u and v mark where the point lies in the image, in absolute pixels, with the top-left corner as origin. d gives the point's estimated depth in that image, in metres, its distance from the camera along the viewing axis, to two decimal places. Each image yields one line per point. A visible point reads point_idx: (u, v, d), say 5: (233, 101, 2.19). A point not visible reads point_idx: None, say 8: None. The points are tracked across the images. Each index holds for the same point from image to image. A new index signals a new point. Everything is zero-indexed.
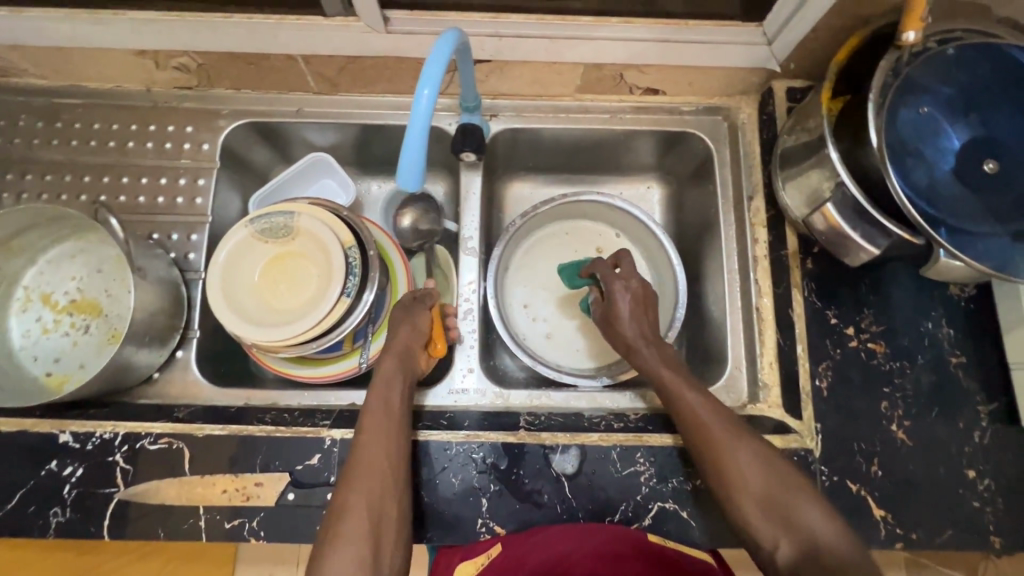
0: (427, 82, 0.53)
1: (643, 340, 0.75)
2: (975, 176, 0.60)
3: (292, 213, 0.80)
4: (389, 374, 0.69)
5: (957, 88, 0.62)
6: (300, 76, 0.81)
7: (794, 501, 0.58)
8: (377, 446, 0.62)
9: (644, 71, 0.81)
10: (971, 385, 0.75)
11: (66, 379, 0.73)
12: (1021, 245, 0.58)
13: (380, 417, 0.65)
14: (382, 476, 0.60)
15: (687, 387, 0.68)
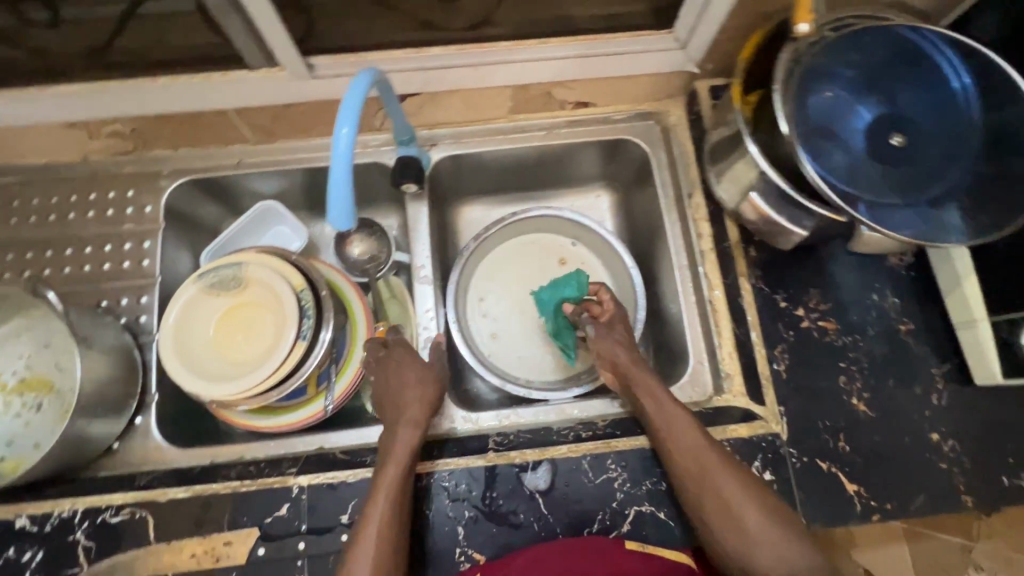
0: (345, 121, 0.54)
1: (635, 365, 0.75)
2: (887, 151, 0.62)
3: (238, 263, 0.80)
4: (400, 439, 0.68)
5: (858, 74, 0.64)
6: (235, 128, 0.82)
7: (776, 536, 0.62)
8: (383, 516, 0.62)
9: (570, 86, 0.83)
10: (923, 349, 0.76)
11: (19, 462, 0.71)
12: (939, 211, 0.60)
13: (390, 485, 0.64)
14: (388, 547, 0.62)
15: (676, 417, 0.69)
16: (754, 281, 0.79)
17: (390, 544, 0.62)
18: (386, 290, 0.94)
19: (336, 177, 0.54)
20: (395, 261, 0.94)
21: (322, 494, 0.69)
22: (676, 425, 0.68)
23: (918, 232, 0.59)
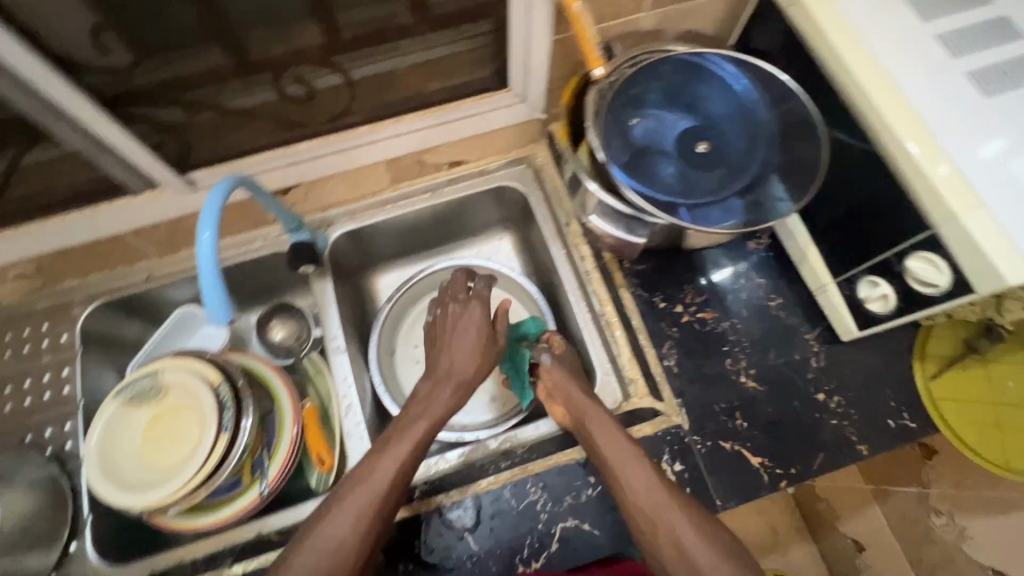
0: (206, 226, 0.61)
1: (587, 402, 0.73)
2: (693, 158, 0.73)
3: (155, 372, 0.84)
4: (439, 399, 0.72)
5: (659, 99, 0.76)
6: (136, 247, 0.88)
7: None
8: (394, 465, 0.65)
9: (438, 151, 0.92)
10: (795, 319, 0.84)
11: None
12: (747, 198, 0.71)
13: (412, 438, 0.68)
14: (388, 495, 0.64)
15: (629, 459, 0.66)
16: (635, 290, 0.86)
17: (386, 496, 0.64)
18: (310, 367, 0.98)
19: (206, 278, 0.61)
20: (315, 337, 1.01)
21: None
22: (625, 465, 0.65)
23: (740, 220, 0.69)
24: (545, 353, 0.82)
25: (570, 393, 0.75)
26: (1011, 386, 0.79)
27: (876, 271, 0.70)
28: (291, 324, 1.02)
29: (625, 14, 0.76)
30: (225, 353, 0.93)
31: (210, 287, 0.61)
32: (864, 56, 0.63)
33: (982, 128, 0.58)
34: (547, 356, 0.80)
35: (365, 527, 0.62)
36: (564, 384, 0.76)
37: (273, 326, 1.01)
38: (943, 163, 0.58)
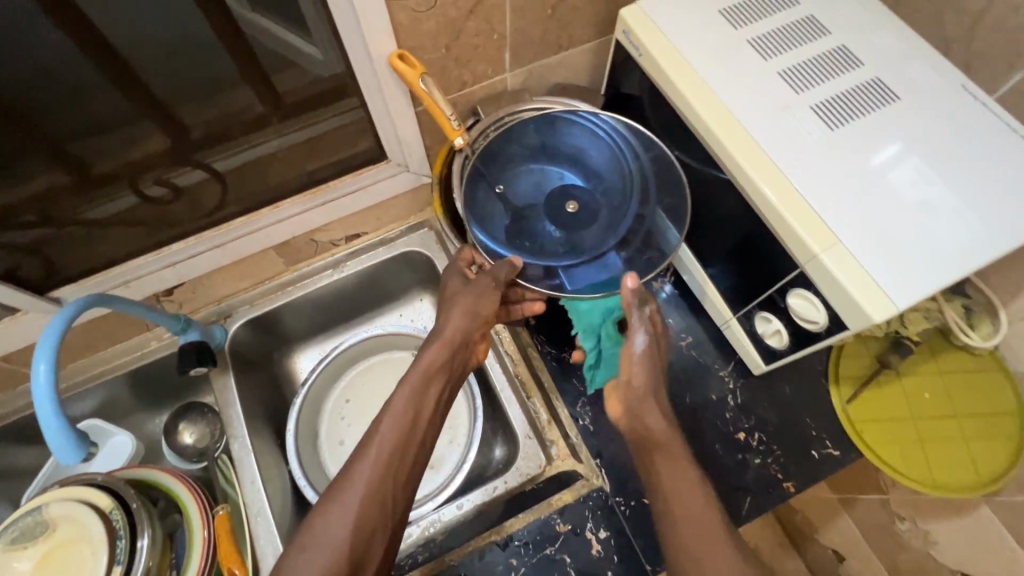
0: (41, 357, 0.57)
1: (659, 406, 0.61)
2: (563, 217, 0.73)
3: (37, 508, 0.77)
4: (437, 352, 0.69)
5: (524, 151, 0.75)
6: (14, 372, 0.83)
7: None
8: (394, 426, 0.62)
9: (330, 228, 0.90)
10: (707, 357, 0.82)
11: None
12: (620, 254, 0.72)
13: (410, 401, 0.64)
14: (395, 463, 0.60)
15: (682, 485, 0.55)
16: (540, 347, 0.84)
17: (391, 467, 0.60)
18: (223, 469, 0.92)
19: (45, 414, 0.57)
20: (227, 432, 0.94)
21: None
22: (691, 500, 0.54)
23: (619, 275, 0.71)
24: (642, 334, 0.66)
25: (640, 392, 0.62)
26: (928, 398, 0.79)
27: (767, 307, 0.68)
28: (203, 423, 0.97)
29: (487, 79, 0.76)
30: (124, 468, 0.87)
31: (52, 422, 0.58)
32: (710, 99, 0.63)
33: (827, 162, 0.59)
34: (644, 339, 0.65)
35: (377, 502, 0.57)
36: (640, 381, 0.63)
37: (184, 429, 0.96)
38: (802, 204, 0.57)
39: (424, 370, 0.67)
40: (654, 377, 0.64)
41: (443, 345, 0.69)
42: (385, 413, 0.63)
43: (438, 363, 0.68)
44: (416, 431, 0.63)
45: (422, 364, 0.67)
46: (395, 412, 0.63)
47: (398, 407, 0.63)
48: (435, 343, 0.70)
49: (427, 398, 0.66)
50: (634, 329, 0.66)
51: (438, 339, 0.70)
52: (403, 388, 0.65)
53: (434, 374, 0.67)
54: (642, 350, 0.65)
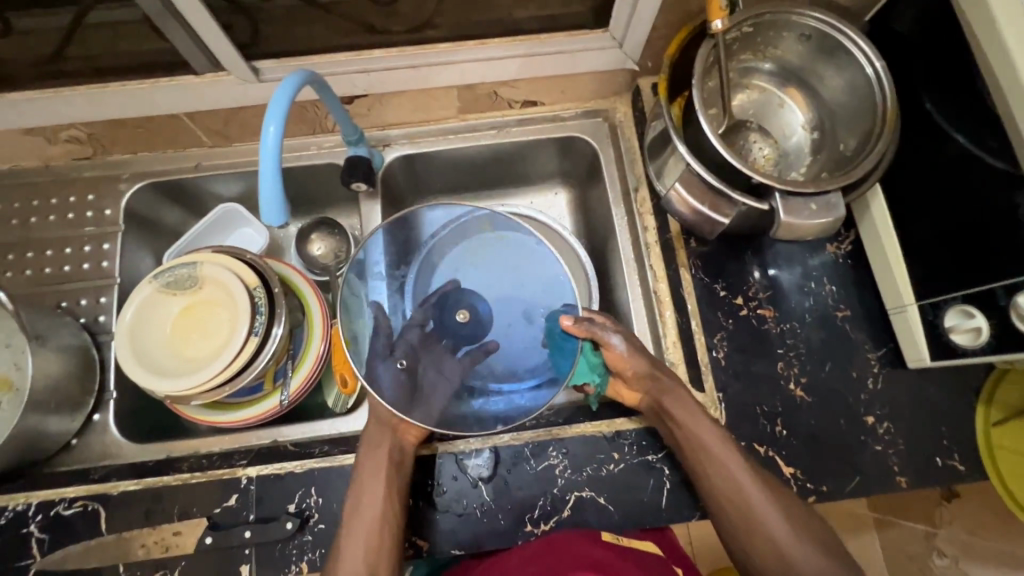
0: (272, 118, 0.60)
1: (658, 382, 0.72)
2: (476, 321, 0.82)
3: (193, 262, 0.82)
4: (376, 459, 0.68)
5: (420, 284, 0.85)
6: (189, 132, 0.84)
7: (808, 528, 0.65)
8: (360, 527, 0.65)
9: (516, 86, 0.86)
10: (860, 335, 0.78)
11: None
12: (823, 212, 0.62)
13: (368, 506, 0.66)
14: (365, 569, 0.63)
15: (708, 439, 0.67)
16: (694, 270, 0.81)
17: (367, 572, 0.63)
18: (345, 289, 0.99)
19: (266, 171, 0.60)
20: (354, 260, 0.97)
21: (269, 485, 0.70)
22: (733, 467, 0.66)
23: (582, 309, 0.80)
24: (615, 334, 0.74)
25: (642, 385, 0.73)
26: None
27: (974, 302, 0.63)
28: (334, 239, 0.98)
29: None
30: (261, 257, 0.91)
31: (269, 185, 0.61)
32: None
33: None
34: (619, 337, 0.74)
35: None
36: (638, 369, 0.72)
37: (315, 239, 0.98)
38: None
39: (369, 466, 0.68)
40: (643, 359, 0.73)
41: (378, 444, 0.70)
42: (348, 532, 0.65)
43: (380, 463, 0.68)
44: (375, 528, 0.65)
45: (362, 473, 0.68)
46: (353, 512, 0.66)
47: (355, 512, 0.66)
48: (368, 451, 0.69)
49: (378, 497, 0.66)
50: (607, 336, 0.74)
51: (369, 443, 0.70)
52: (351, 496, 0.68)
53: (379, 470, 0.68)
54: (623, 354, 0.73)
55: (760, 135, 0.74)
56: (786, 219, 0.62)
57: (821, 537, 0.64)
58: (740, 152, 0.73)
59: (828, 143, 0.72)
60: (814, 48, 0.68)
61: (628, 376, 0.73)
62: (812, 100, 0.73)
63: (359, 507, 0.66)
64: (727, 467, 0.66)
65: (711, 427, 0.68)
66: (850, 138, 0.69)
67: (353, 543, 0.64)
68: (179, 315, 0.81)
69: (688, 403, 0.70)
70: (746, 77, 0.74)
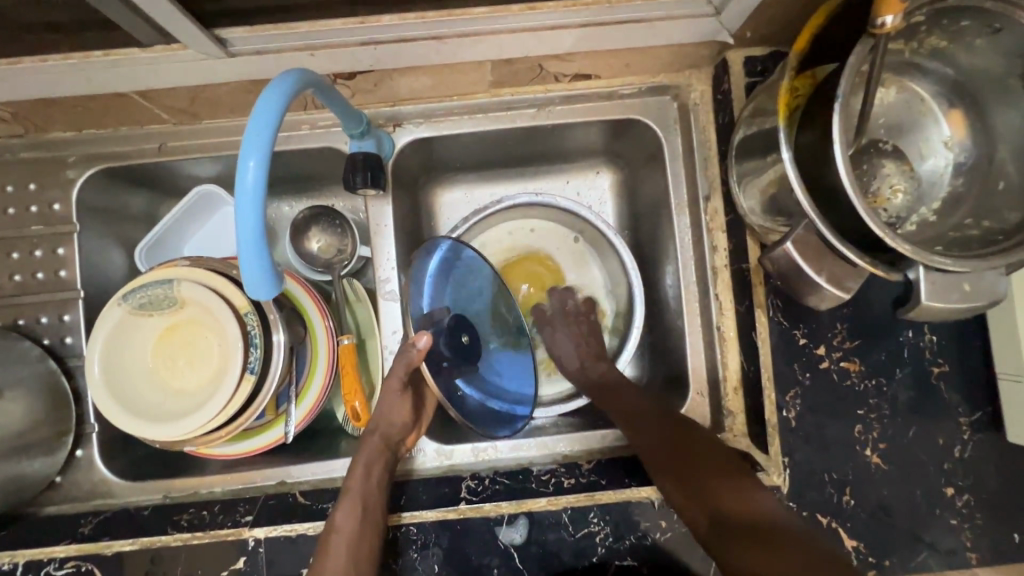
0: (251, 151, 0.43)
1: (589, 354, 0.79)
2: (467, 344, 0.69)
3: (168, 279, 0.67)
4: (374, 462, 0.65)
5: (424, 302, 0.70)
6: (144, 110, 0.66)
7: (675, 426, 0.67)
8: (350, 514, 0.60)
9: (568, 58, 0.66)
10: (954, 396, 0.67)
11: None
12: (976, 294, 0.48)
13: (353, 515, 0.60)
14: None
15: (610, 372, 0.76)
16: (771, 313, 0.66)
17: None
18: (350, 291, 0.82)
19: (245, 226, 0.44)
20: (360, 257, 0.82)
21: (280, 548, 0.63)
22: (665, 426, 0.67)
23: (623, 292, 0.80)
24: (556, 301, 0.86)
25: (578, 355, 0.79)
26: None
27: None
28: (334, 234, 0.83)
29: None
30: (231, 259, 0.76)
31: (249, 243, 0.44)
32: None
33: None
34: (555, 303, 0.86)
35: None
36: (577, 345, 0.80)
37: (312, 233, 0.83)
38: None
39: (379, 460, 0.65)
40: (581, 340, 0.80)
41: (372, 458, 0.65)
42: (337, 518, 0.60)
43: (376, 476, 0.64)
44: (359, 538, 0.59)
45: (353, 484, 0.63)
46: (349, 500, 0.61)
47: (342, 517, 0.60)
48: (360, 460, 0.65)
49: (371, 515, 0.61)
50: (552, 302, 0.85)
51: (361, 457, 0.65)
52: (338, 513, 0.61)
53: (372, 486, 0.63)
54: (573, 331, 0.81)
55: (892, 160, 0.57)
56: (926, 301, 0.48)
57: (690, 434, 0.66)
58: (862, 180, 0.56)
59: (981, 183, 0.54)
60: (1000, 52, 0.49)
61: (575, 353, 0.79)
62: (972, 118, 0.55)
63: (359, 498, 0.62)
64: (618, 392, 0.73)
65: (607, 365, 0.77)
66: (1017, 187, 0.51)
67: (343, 529, 0.59)
68: (158, 340, 0.68)
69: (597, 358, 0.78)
70: (890, 71, 0.56)
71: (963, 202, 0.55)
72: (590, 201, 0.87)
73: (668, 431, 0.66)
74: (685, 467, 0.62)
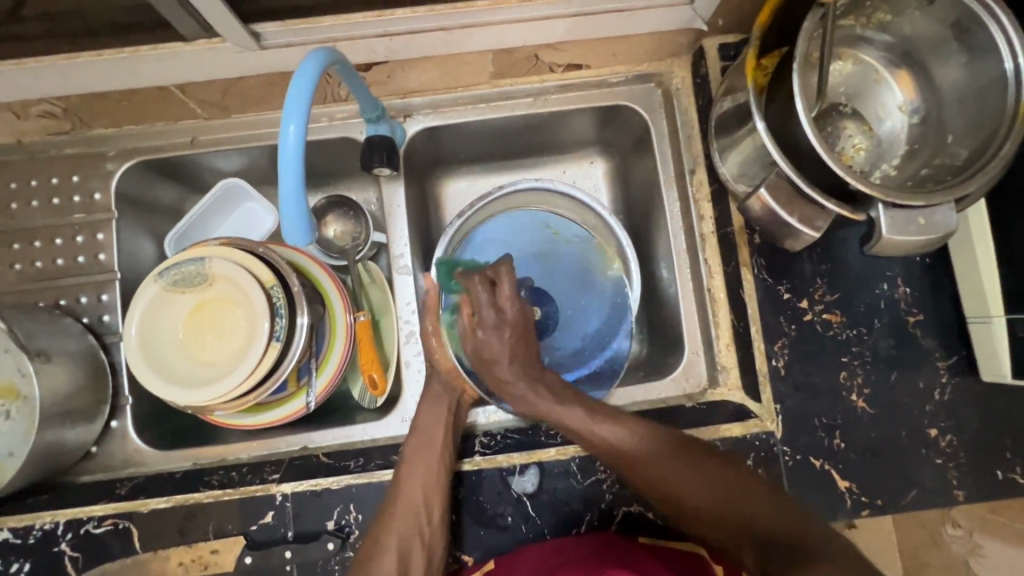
0: (291, 116, 0.50)
1: (527, 385, 0.69)
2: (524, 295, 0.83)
3: (201, 257, 0.73)
4: (437, 397, 0.73)
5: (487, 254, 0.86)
6: (182, 104, 0.73)
7: (701, 465, 0.64)
8: (422, 447, 0.68)
9: (561, 48, 0.74)
10: (930, 342, 0.72)
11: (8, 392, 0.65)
12: (930, 226, 0.54)
13: (423, 452, 0.67)
14: (420, 503, 0.64)
15: (593, 422, 0.67)
16: (756, 271, 0.73)
17: (421, 513, 0.64)
18: (364, 274, 0.86)
19: (286, 183, 0.50)
20: (374, 242, 0.86)
21: (307, 502, 0.68)
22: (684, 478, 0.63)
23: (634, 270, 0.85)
24: (501, 286, 0.69)
25: (518, 382, 0.69)
26: None
27: None
28: (349, 220, 0.88)
29: None
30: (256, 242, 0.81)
31: (290, 196, 0.51)
32: None
33: None
34: (505, 286, 0.69)
35: (410, 539, 0.63)
36: (501, 359, 0.68)
37: (329, 220, 0.88)
38: None
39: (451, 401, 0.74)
40: (512, 354, 0.68)
41: (436, 403, 0.73)
42: (409, 453, 0.68)
43: (441, 418, 0.71)
44: (431, 470, 0.66)
45: (421, 422, 0.71)
46: (420, 441, 0.69)
47: (414, 453, 0.68)
48: (427, 403, 0.73)
49: (436, 446, 0.68)
50: (493, 292, 0.69)
51: (428, 401, 0.73)
52: (409, 445, 0.69)
53: (439, 425, 0.71)
54: (501, 345, 0.68)
55: (853, 122, 0.65)
56: (888, 235, 0.54)
57: (721, 468, 0.64)
58: (828, 140, 0.64)
59: (933, 136, 0.62)
60: (937, 19, 0.57)
61: (504, 379, 0.69)
62: (919, 80, 0.63)
63: (428, 441, 0.69)
64: (629, 454, 0.64)
65: (584, 413, 0.67)
66: (962, 133, 0.58)
67: (413, 464, 0.67)
68: (190, 314, 0.73)
69: (551, 390, 0.69)
70: (842, 46, 0.64)
71: (919, 154, 0.62)
72: (585, 188, 0.93)
73: (695, 473, 0.63)
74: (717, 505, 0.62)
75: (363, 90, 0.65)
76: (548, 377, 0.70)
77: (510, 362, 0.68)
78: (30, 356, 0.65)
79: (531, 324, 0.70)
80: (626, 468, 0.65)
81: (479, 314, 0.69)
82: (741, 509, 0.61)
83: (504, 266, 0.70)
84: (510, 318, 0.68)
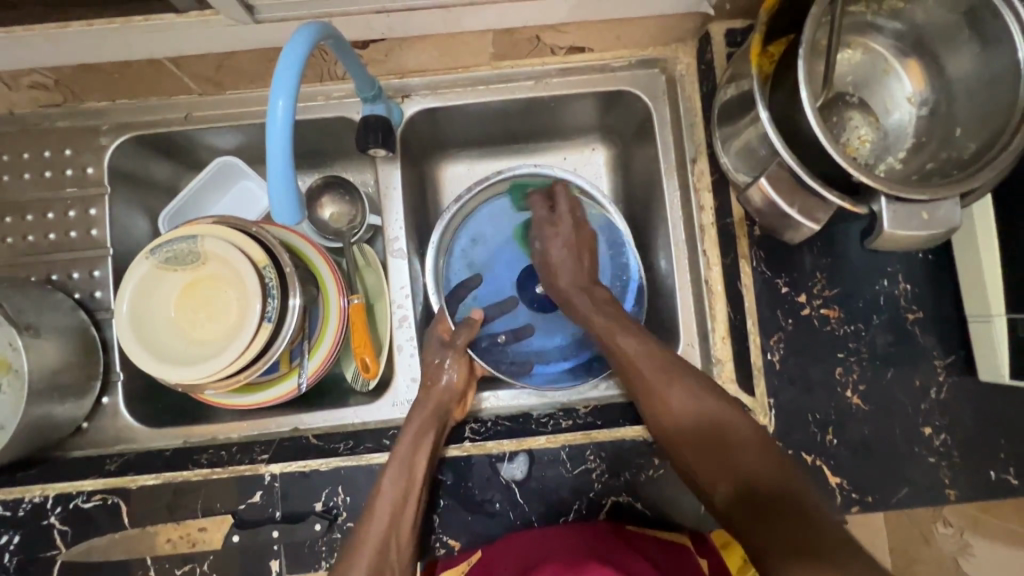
0: (280, 90, 0.48)
1: (574, 292, 0.77)
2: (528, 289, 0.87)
3: (193, 235, 0.71)
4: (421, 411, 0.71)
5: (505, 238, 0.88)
6: (175, 78, 0.72)
7: (723, 408, 0.64)
8: (399, 466, 0.65)
9: (563, 30, 0.73)
10: (928, 340, 0.71)
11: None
12: (932, 222, 0.53)
13: (402, 471, 0.65)
14: (392, 523, 0.62)
15: (623, 332, 0.71)
16: (755, 264, 0.72)
17: (389, 537, 0.62)
18: (360, 258, 0.86)
19: (275, 158, 0.49)
20: (370, 225, 0.85)
21: (295, 482, 0.68)
22: (700, 416, 0.64)
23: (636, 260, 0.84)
24: (564, 199, 0.82)
25: (566, 287, 0.78)
26: None
27: None
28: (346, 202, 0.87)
29: None
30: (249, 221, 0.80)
31: (278, 172, 0.50)
32: None
33: None
34: (564, 198, 0.82)
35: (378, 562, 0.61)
36: (562, 266, 0.79)
37: (325, 201, 0.87)
38: None
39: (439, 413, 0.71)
40: (572, 259, 0.79)
41: (419, 415, 0.70)
42: (390, 467, 0.65)
43: (422, 432, 0.68)
44: (409, 488, 0.64)
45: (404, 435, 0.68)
46: (402, 455, 0.66)
47: (393, 467, 0.65)
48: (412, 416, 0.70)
49: (416, 462, 0.65)
50: (562, 212, 0.82)
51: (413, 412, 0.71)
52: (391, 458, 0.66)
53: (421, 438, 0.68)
54: (561, 257, 0.80)
55: (860, 112, 0.63)
56: (890, 229, 0.53)
57: (739, 417, 0.64)
58: (832, 130, 0.63)
59: (940, 129, 0.60)
60: (950, 10, 0.55)
61: (557, 284, 0.79)
62: (929, 71, 0.61)
63: (410, 457, 0.66)
64: (652, 381, 0.67)
65: (618, 324, 0.72)
66: (969, 128, 0.56)
67: (392, 478, 0.64)
68: (182, 291, 0.72)
69: (595, 300, 0.76)
70: (852, 34, 0.63)
71: (926, 147, 0.60)
72: (586, 175, 0.91)
73: (712, 412, 0.64)
74: (728, 441, 0.62)
75: (359, 66, 0.64)
76: (598, 290, 0.77)
77: (567, 272, 0.78)
78: (20, 330, 0.64)
79: (591, 240, 0.82)
80: (647, 388, 0.67)
81: (541, 229, 0.82)
82: (740, 453, 0.60)
83: (559, 189, 0.83)
84: (581, 235, 0.81)
